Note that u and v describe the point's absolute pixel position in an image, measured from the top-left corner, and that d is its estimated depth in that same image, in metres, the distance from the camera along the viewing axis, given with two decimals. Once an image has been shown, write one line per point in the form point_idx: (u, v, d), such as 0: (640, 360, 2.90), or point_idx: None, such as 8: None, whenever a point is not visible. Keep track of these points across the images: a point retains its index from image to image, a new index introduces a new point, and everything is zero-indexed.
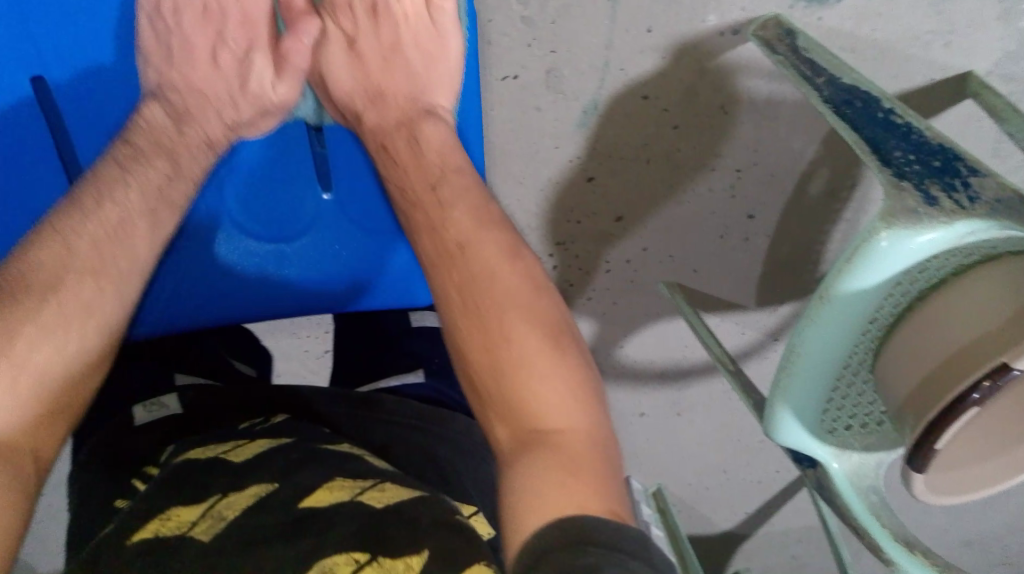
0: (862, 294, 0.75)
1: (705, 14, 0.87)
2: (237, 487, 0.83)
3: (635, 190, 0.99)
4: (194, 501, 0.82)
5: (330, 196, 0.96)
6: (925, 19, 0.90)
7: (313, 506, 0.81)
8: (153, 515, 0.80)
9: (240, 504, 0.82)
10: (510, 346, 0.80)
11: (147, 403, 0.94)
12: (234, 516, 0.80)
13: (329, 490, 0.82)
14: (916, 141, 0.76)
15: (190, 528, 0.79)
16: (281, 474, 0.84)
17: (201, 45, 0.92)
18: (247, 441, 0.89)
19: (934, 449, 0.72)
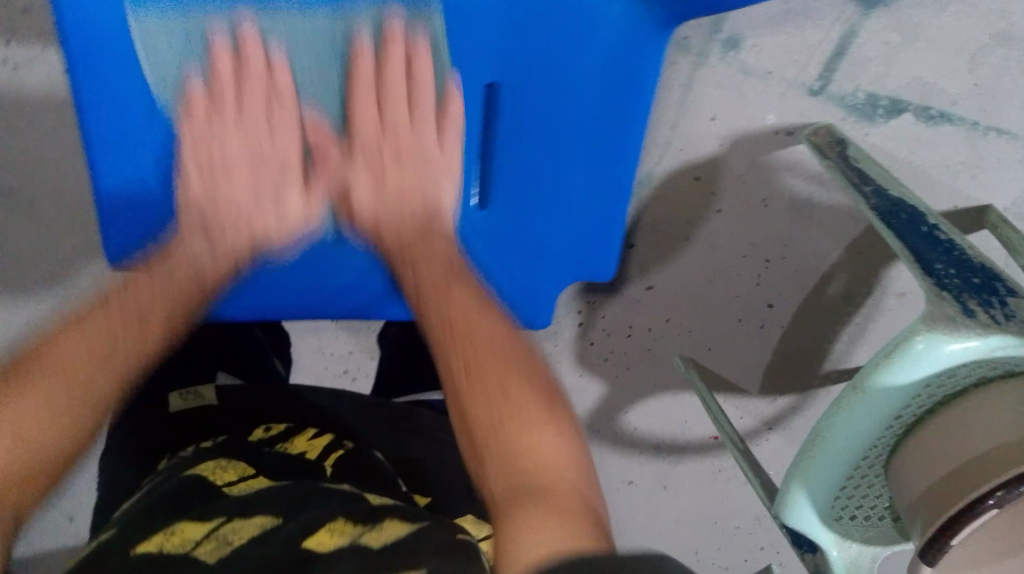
0: (893, 390, 0.80)
1: (765, 113, 0.95)
2: (242, 515, 0.83)
3: (671, 263, 1.04)
4: (200, 519, 0.82)
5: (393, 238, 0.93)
6: (959, 151, 0.98)
7: (314, 548, 0.79)
8: (158, 529, 0.82)
9: (245, 533, 0.81)
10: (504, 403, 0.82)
11: (184, 393, 0.99)
12: (240, 542, 0.80)
13: (331, 533, 0.80)
14: (957, 256, 0.82)
15: (193, 547, 0.80)
16: (285, 509, 0.84)
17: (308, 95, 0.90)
18: (253, 475, 0.89)
19: (947, 543, 0.77)
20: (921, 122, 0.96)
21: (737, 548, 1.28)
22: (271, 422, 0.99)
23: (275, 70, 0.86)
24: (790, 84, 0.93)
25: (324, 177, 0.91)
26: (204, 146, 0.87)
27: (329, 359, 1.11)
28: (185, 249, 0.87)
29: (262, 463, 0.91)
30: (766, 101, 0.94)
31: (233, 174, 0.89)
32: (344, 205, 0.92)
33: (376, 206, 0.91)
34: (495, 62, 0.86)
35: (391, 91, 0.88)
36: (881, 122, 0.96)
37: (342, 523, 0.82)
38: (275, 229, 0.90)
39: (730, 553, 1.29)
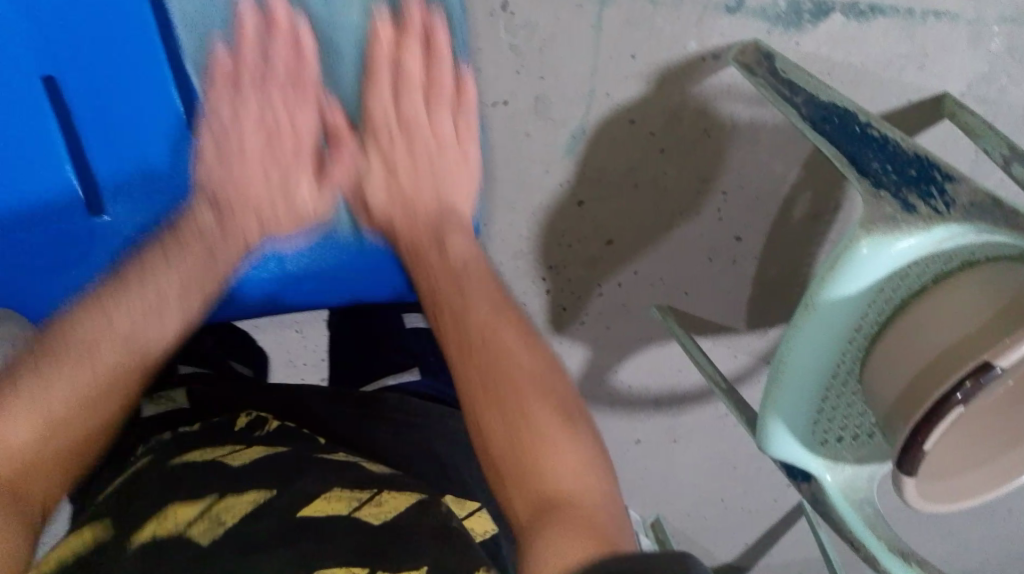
0: (845, 301, 0.77)
1: (686, 40, 0.91)
2: (236, 490, 0.77)
3: (624, 214, 1.01)
4: (193, 499, 0.76)
5: None
6: (901, 43, 0.94)
7: (311, 515, 0.76)
8: (149, 516, 0.74)
9: (239, 509, 0.75)
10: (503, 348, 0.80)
11: (156, 398, 0.90)
12: (233, 522, 0.74)
13: (329, 500, 0.77)
14: (893, 152, 0.78)
15: (187, 528, 0.73)
16: (281, 481, 0.78)
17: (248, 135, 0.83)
18: (245, 446, 0.83)
19: (922, 450, 0.73)
20: (851, 20, 0.92)
21: (762, 487, 1.26)
22: (240, 414, 0.88)
23: (297, 81, 0.82)
24: (705, 7, 0.89)
25: (336, 170, 0.86)
26: (218, 125, 0.81)
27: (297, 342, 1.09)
28: (203, 210, 0.81)
29: (251, 436, 0.85)
30: (683, 28, 0.90)
31: (245, 177, 0.83)
32: (364, 215, 0.89)
33: (390, 204, 0.87)
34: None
35: (407, 114, 0.85)
36: (809, 27, 0.92)
37: (339, 491, 0.78)
38: (285, 215, 0.85)
39: (757, 494, 1.28)
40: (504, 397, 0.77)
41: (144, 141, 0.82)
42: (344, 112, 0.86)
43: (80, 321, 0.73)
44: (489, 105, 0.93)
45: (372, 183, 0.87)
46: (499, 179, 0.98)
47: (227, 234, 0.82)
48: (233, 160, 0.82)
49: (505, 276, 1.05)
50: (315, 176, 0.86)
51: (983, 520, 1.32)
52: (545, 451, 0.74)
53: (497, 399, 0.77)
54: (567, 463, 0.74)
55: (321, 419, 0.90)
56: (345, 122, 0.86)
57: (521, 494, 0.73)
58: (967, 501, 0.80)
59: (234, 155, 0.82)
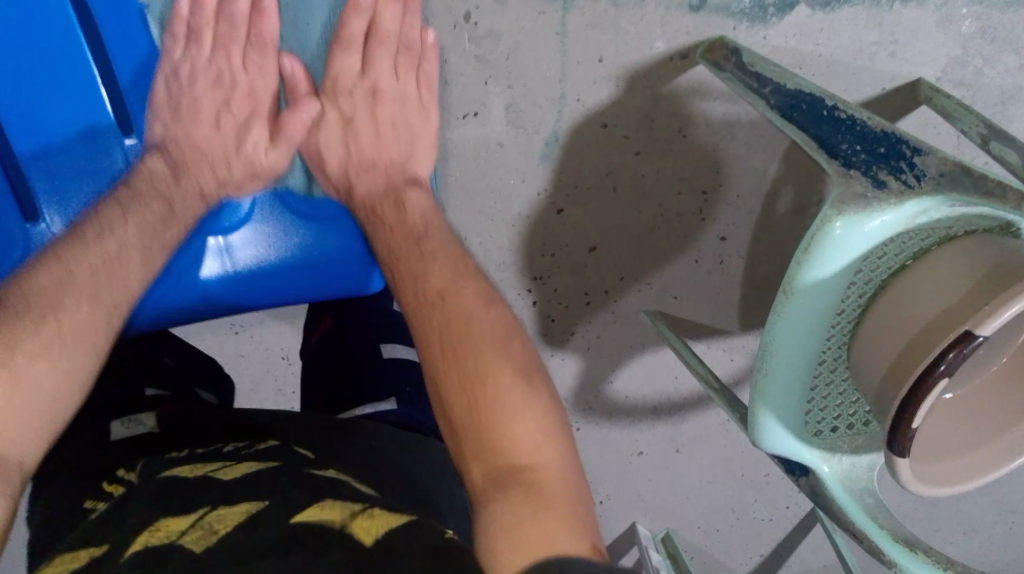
0: (825, 284, 0.76)
1: (652, 41, 0.91)
2: (229, 501, 0.73)
3: (606, 220, 1.01)
4: (185, 510, 0.72)
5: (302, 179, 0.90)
6: (869, 31, 0.94)
7: (303, 521, 0.71)
8: (143, 528, 0.71)
9: (231, 519, 0.71)
10: (488, 388, 0.75)
11: (125, 420, 0.89)
12: (226, 529, 0.70)
13: (321, 507, 0.72)
14: (860, 131, 0.77)
15: (179, 536, 0.70)
16: (273, 491, 0.74)
17: (206, 107, 0.87)
18: (236, 462, 0.79)
19: (911, 429, 0.71)
20: (817, 11, 0.92)
21: (772, 492, 1.25)
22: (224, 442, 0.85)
23: (257, 15, 0.85)
24: (668, 6, 0.89)
25: (289, 125, 0.86)
26: (173, 84, 0.84)
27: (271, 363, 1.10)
28: (155, 159, 0.84)
29: (240, 456, 0.81)
30: (647, 29, 0.90)
31: (194, 80, 0.85)
32: (320, 176, 0.89)
33: (346, 161, 0.89)
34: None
35: (374, 81, 0.88)
36: (775, 21, 0.92)
37: (334, 499, 0.73)
38: (239, 172, 0.86)
39: (768, 502, 1.26)
40: (449, 323, 0.79)
41: (91, 174, 0.82)
42: (308, 77, 0.88)
43: (34, 274, 0.74)
44: (460, 118, 0.93)
45: (326, 133, 0.89)
46: (478, 193, 0.98)
47: (178, 185, 0.84)
48: (193, 114, 0.86)
49: None
50: (274, 135, 0.87)
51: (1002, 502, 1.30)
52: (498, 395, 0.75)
53: (464, 356, 0.77)
54: (526, 431, 0.74)
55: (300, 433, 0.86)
56: (308, 78, 0.88)
57: (476, 437, 0.74)
58: (966, 484, 0.78)
59: (195, 113, 0.86)
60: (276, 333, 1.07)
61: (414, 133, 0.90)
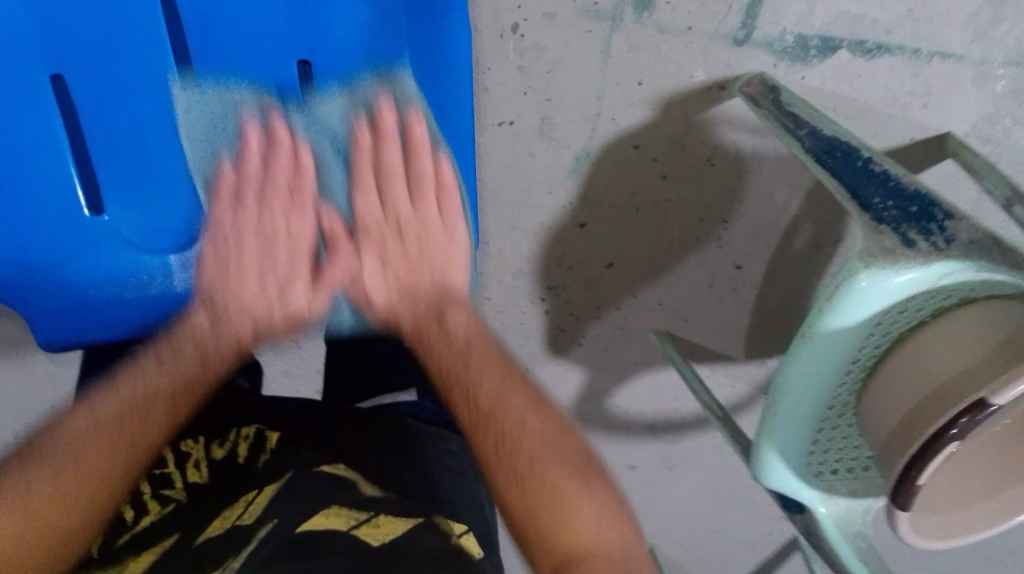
0: (844, 332, 0.77)
1: (692, 69, 0.91)
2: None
3: (627, 239, 1.01)
4: None
5: (345, 207, 0.87)
6: (905, 80, 0.95)
7: (308, 528, 0.82)
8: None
9: (242, 554, 0.80)
10: (501, 417, 0.83)
11: None
12: (234, 572, 0.78)
13: (326, 516, 0.83)
14: (894, 187, 0.79)
15: None
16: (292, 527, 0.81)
17: (248, 267, 0.86)
18: (254, 490, 0.86)
19: (917, 484, 0.74)
20: (857, 57, 0.93)
21: (758, 518, 1.27)
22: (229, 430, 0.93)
23: (298, 186, 0.85)
24: (711, 38, 0.90)
25: (329, 274, 0.87)
26: (222, 233, 0.85)
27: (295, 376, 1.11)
28: (200, 316, 0.86)
29: (254, 468, 0.89)
30: (689, 58, 0.91)
31: (241, 244, 0.85)
32: (368, 311, 0.88)
33: (388, 288, 0.88)
34: (303, 45, 0.86)
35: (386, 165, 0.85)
36: (815, 61, 0.93)
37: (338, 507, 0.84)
38: (279, 317, 0.87)
39: (753, 526, 1.28)
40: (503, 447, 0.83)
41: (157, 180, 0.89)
42: (340, 221, 0.87)
43: (66, 426, 0.82)
44: (494, 125, 0.94)
45: (374, 282, 0.87)
46: (502, 199, 0.99)
47: (219, 334, 0.86)
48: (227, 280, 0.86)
49: (503, 292, 1.06)
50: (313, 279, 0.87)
51: (980, 550, 1.31)
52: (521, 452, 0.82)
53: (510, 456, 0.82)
54: (587, 524, 0.80)
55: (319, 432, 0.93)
56: (343, 226, 0.87)
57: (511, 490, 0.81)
58: (971, 536, 0.80)
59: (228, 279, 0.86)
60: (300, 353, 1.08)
61: (436, 264, 0.88)
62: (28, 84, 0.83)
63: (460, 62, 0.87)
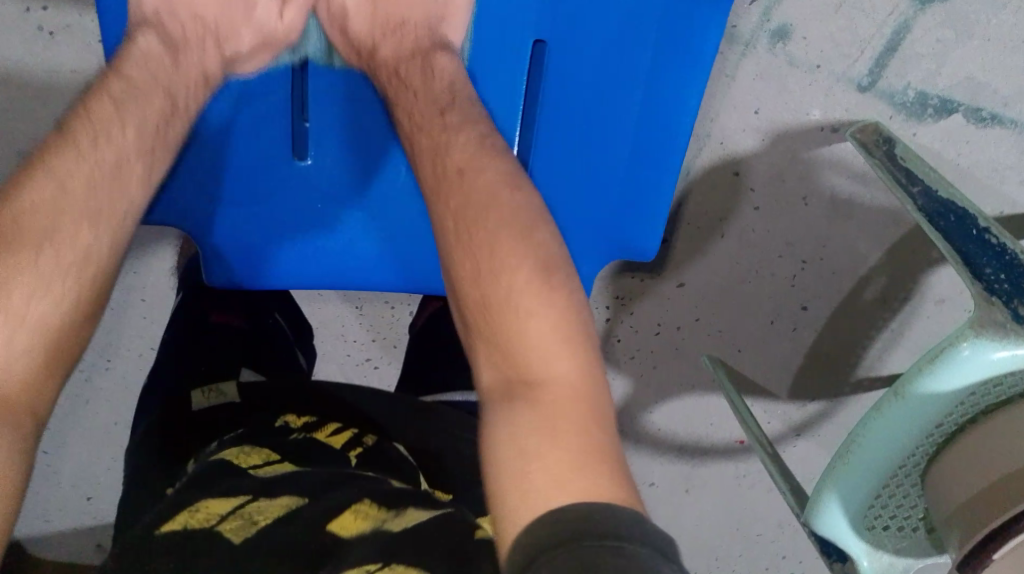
0: (935, 397, 0.77)
1: (810, 108, 0.92)
2: (270, 493, 0.77)
3: (704, 261, 1.01)
4: (226, 494, 0.76)
5: (530, 187, 0.88)
6: (1008, 155, 0.95)
7: (338, 530, 0.74)
8: (183, 507, 0.75)
9: (271, 511, 0.75)
10: (504, 285, 0.72)
11: (205, 389, 0.93)
12: (265, 523, 0.74)
13: (356, 517, 0.75)
14: (1008, 261, 0.78)
15: (218, 522, 0.73)
16: (312, 490, 0.78)
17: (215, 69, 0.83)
18: (278, 460, 0.82)
19: (989, 558, 0.74)
20: (971, 123, 0.93)
21: (758, 553, 1.26)
22: (290, 415, 0.90)
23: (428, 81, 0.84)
24: (838, 78, 0.90)
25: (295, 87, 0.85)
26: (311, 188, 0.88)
27: (350, 345, 1.06)
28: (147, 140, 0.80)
29: (285, 451, 0.84)
30: (811, 95, 0.91)
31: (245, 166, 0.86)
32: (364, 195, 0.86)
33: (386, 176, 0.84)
34: (546, 24, 0.84)
35: None
36: (930, 121, 0.93)
37: (367, 506, 0.76)
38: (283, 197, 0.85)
39: (751, 562, 1.27)
40: (488, 248, 0.74)
41: None
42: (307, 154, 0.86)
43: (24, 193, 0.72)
44: None
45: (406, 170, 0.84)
46: None
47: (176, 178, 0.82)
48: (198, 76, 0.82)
49: None
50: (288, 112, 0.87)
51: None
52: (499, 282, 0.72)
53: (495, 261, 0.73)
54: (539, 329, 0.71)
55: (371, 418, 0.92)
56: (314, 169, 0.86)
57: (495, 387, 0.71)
58: None
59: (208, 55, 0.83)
60: (355, 317, 1.05)
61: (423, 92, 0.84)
62: None
63: (684, 124, 0.86)
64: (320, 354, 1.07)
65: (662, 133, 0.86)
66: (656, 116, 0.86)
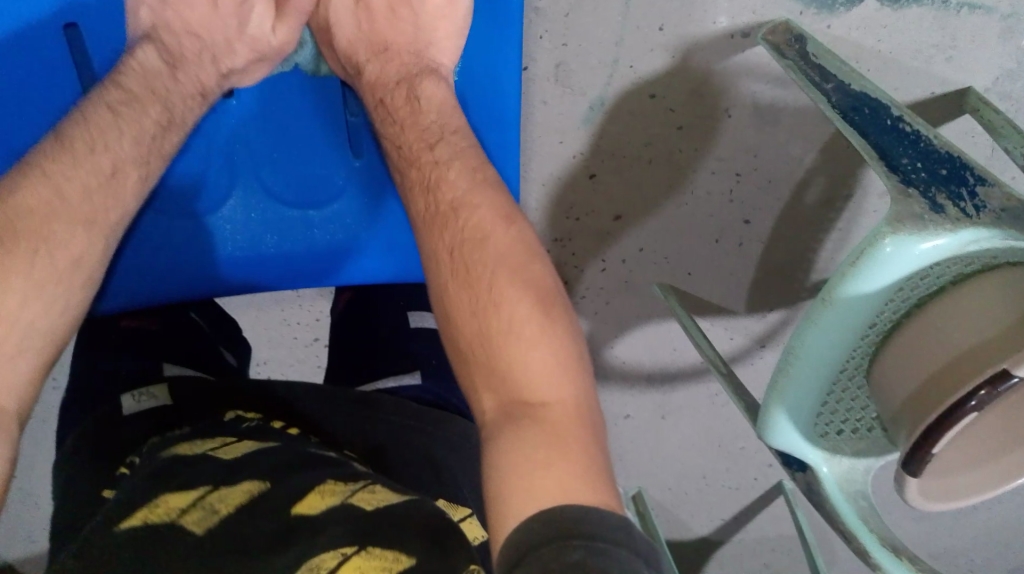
0: (865, 299, 0.76)
1: (715, 15, 0.89)
2: (230, 482, 0.78)
3: (636, 190, 0.99)
4: (187, 489, 0.77)
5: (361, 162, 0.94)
6: (930, 32, 0.91)
7: (304, 512, 0.76)
8: (144, 502, 0.76)
9: (232, 500, 0.77)
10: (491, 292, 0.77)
11: (136, 393, 0.91)
12: (227, 512, 0.75)
13: (321, 496, 0.77)
14: (924, 149, 0.77)
15: (179, 516, 0.75)
16: (271, 475, 0.79)
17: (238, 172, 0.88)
18: (235, 441, 0.84)
19: (930, 452, 0.73)
20: (885, 6, 0.89)
21: (745, 465, 1.26)
22: (229, 410, 0.90)
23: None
24: None
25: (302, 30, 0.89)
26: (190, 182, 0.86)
27: (296, 329, 1.10)
28: None
29: (241, 433, 0.86)
30: (713, 3, 0.88)
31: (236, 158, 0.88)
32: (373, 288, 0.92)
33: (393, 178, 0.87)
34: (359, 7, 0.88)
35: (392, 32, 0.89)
36: (841, 11, 0.90)
37: (331, 485, 0.78)
38: None
39: (740, 473, 1.27)
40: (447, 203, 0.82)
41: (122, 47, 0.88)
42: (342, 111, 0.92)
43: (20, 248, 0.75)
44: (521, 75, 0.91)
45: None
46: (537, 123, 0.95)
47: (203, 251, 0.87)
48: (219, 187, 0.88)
49: None
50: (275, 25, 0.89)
51: (964, 517, 1.30)
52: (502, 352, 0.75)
53: (488, 312, 0.76)
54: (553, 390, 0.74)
55: (315, 419, 0.91)
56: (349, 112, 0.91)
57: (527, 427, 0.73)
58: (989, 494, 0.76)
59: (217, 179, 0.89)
60: (298, 304, 1.08)
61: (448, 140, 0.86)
62: (43, 43, 0.85)
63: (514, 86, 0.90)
64: (270, 341, 1.11)
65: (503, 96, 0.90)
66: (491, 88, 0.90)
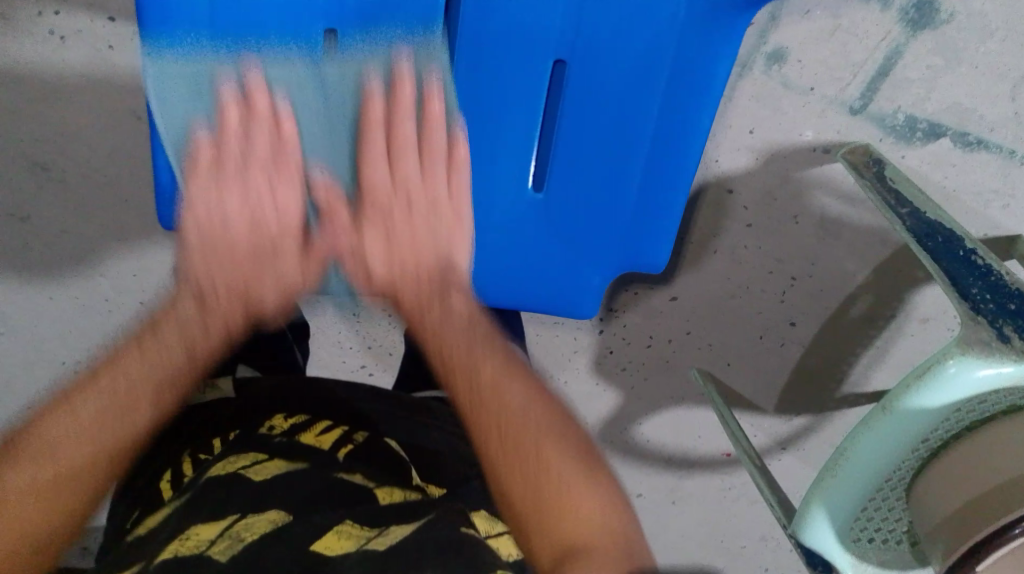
0: (924, 413, 0.79)
1: (803, 128, 0.94)
2: (257, 510, 0.80)
3: (695, 276, 1.04)
4: (215, 518, 0.78)
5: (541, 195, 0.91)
6: (992, 178, 0.97)
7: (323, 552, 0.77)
8: (173, 536, 0.77)
9: (258, 528, 0.78)
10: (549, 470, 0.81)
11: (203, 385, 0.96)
12: (252, 540, 0.77)
13: (339, 537, 0.78)
14: (994, 282, 0.82)
15: (208, 547, 0.76)
16: (298, 507, 0.81)
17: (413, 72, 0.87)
18: (266, 459, 0.85)
19: (974, 570, 0.78)
20: (957, 147, 0.95)
21: (740, 563, 1.29)
22: (275, 418, 0.91)
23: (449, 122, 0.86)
24: (831, 101, 0.93)
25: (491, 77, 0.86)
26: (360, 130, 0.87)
27: (346, 352, 1.12)
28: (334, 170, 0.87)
29: (272, 448, 0.87)
30: (804, 116, 0.94)
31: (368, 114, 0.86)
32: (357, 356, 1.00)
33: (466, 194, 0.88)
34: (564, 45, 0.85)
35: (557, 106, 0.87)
36: (918, 144, 0.95)
37: (348, 526, 0.80)
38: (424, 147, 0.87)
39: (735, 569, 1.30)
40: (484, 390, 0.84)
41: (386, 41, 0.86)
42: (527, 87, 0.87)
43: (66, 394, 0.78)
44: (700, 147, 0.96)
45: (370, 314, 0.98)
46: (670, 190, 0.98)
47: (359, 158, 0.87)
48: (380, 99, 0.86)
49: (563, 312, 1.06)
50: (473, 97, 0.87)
51: None
52: (542, 483, 0.80)
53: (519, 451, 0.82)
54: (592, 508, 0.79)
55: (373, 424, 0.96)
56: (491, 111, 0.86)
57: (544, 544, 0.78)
58: None
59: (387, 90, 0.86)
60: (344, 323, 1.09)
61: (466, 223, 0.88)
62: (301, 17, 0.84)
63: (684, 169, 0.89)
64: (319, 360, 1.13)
65: (669, 168, 0.89)
66: (668, 144, 0.88)
